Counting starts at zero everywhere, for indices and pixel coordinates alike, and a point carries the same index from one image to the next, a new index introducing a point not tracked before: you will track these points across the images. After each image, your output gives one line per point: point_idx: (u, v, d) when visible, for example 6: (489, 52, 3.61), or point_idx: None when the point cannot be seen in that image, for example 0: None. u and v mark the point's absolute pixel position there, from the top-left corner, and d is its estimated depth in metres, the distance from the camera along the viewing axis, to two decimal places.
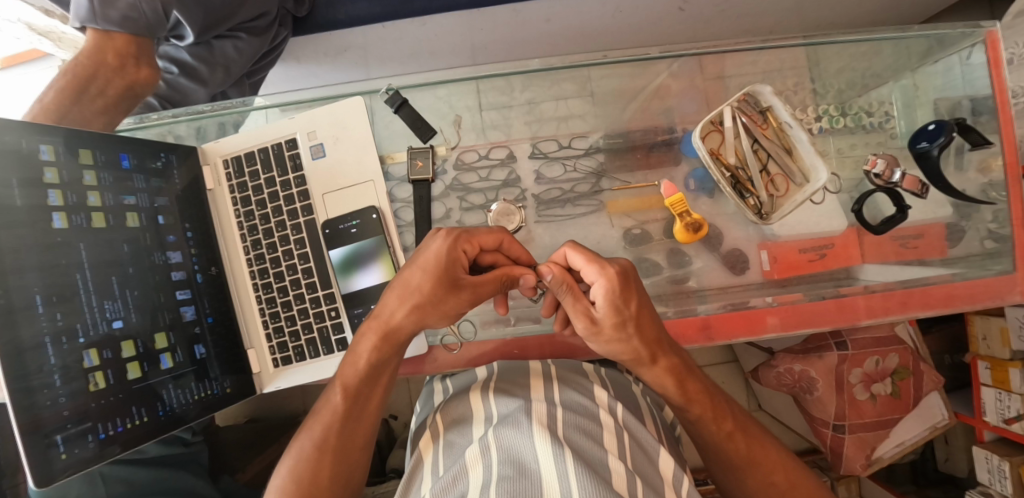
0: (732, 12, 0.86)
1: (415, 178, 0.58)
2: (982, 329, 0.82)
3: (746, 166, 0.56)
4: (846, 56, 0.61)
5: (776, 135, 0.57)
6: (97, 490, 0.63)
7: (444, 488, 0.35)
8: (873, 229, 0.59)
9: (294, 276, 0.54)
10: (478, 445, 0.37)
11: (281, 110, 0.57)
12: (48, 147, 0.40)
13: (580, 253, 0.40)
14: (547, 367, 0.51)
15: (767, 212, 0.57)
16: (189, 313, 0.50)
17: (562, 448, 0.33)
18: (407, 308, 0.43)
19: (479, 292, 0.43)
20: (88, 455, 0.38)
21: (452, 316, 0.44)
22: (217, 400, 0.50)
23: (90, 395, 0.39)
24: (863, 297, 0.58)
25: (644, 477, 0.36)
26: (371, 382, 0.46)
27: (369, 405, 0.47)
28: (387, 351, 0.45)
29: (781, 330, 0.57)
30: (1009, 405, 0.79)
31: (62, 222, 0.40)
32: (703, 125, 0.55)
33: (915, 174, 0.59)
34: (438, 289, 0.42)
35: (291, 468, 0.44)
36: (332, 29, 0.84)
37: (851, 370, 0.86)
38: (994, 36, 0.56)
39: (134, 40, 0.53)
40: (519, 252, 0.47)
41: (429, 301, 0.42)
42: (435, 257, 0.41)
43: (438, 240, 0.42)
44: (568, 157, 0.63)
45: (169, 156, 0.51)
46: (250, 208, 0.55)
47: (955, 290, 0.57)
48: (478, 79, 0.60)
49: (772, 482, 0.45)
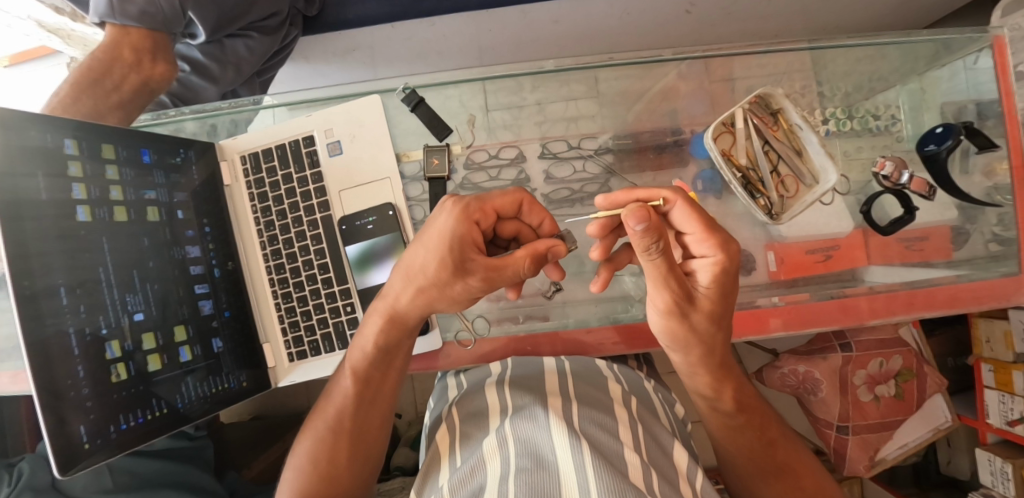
0: (739, 14, 0.87)
1: (431, 176, 0.58)
2: (986, 331, 0.83)
3: (757, 167, 0.57)
4: (852, 60, 0.61)
5: (786, 136, 0.57)
6: (102, 479, 0.64)
7: (463, 477, 0.36)
8: (880, 229, 0.59)
9: (310, 271, 0.55)
10: (495, 437, 0.38)
11: (288, 109, 0.57)
12: (72, 141, 0.41)
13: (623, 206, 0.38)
14: (564, 365, 0.52)
15: (777, 212, 0.57)
16: (207, 307, 0.50)
17: (579, 440, 0.34)
18: (414, 292, 0.41)
19: (490, 278, 0.38)
20: (111, 445, 0.39)
21: (462, 301, 0.41)
22: (232, 394, 0.51)
23: (113, 386, 0.40)
24: (867, 298, 0.59)
25: (659, 469, 0.37)
26: (378, 367, 0.47)
27: (378, 388, 0.48)
28: (394, 333, 0.45)
29: (784, 330, 0.59)
30: (1012, 407, 0.79)
31: (85, 215, 0.41)
32: (715, 126, 0.55)
33: (922, 176, 0.59)
34: (444, 272, 0.38)
35: (308, 450, 0.47)
36: (342, 29, 0.84)
37: (855, 372, 0.87)
38: (1001, 41, 0.57)
39: (150, 35, 0.54)
40: (541, 216, 0.44)
41: (434, 285, 0.40)
42: (437, 235, 0.37)
43: (444, 216, 0.38)
44: (578, 157, 0.63)
45: (187, 151, 0.52)
46: (268, 204, 0.56)
47: (958, 292, 0.59)
48: (485, 80, 0.60)
49: (801, 487, 0.46)
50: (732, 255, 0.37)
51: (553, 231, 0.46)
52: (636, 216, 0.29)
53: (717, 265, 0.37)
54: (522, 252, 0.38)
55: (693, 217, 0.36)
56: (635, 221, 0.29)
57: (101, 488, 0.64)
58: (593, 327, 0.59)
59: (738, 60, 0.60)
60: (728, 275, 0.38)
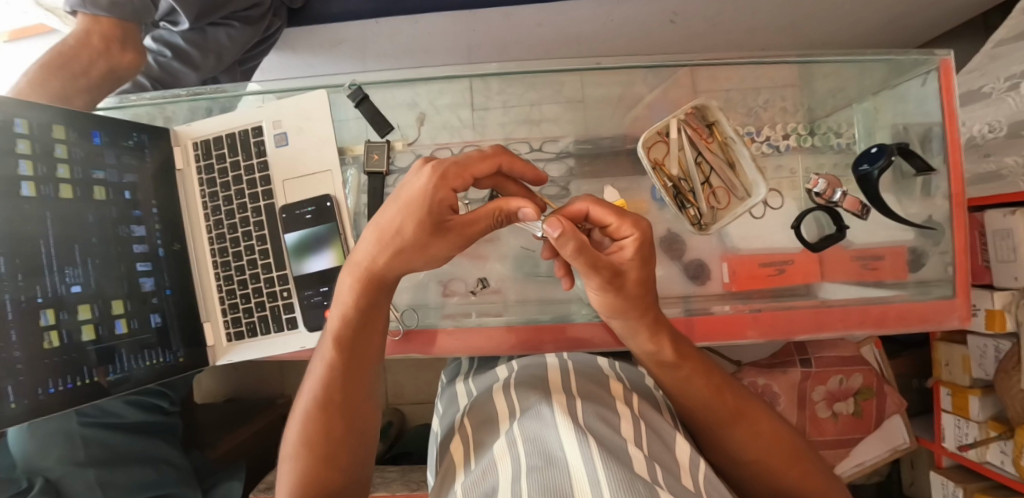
0: (723, 26, 0.89)
1: (370, 171, 0.59)
2: (945, 355, 0.83)
3: (689, 177, 0.59)
4: (840, 77, 0.62)
5: (720, 149, 0.59)
6: (77, 450, 0.66)
7: (476, 480, 0.36)
8: (811, 246, 0.60)
9: (252, 256, 0.57)
10: (505, 439, 0.39)
11: (276, 97, 0.59)
12: (22, 121, 0.43)
13: (605, 209, 0.41)
14: (567, 363, 0.53)
15: (706, 223, 0.60)
16: (148, 284, 0.52)
17: (585, 435, 0.35)
18: (389, 255, 0.40)
19: (468, 236, 0.40)
20: (40, 406, 0.41)
21: (439, 260, 0.42)
22: (170, 368, 0.53)
23: (43, 352, 0.42)
24: (843, 312, 0.58)
25: (660, 463, 0.38)
26: (364, 331, 0.44)
27: (364, 353, 0.45)
28: (376, 295, 0.43)
29: (760, 338, 0.58)
30: (966, 432, 0.80)
31: (30, 190, 0.43)
32: (648, 135, 0.57)
33: (857, 197, 0.60)
34: (423, 231, 0.38)
35: (299, 432, 0.43)
36: (326, 22, 0.86)
37: (814, 387, 0.87)
38: (948, 64, 0.57)
39: (120, 26, 0.54)
40: (524, 171, 0.47)
41: (413, 245, 0.39)
42: (417, 196, 0.37)
43: (422, 178, 0.37)
44: (538, 159, 0.65)
45: (141, 135, 0.54)
46: (216, 189, 0.58)
47: (919, 312, 0.58)
48: (472, 78, 0.62)
49: (758, 431, 0.48)
50: (642, 230, 0.41)
51: (537, 178, 0.49)
52: (554, 224, 0.36)
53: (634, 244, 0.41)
54: (491, 206, 0.39)
55: (636, 230, 0.41)
56: (551, 230, 0.36)
57: (74, 458, 0.66)
58: (543, 326, 0.60)
59: (704, 70, 0.61)
60: (643, 253, 0.42)
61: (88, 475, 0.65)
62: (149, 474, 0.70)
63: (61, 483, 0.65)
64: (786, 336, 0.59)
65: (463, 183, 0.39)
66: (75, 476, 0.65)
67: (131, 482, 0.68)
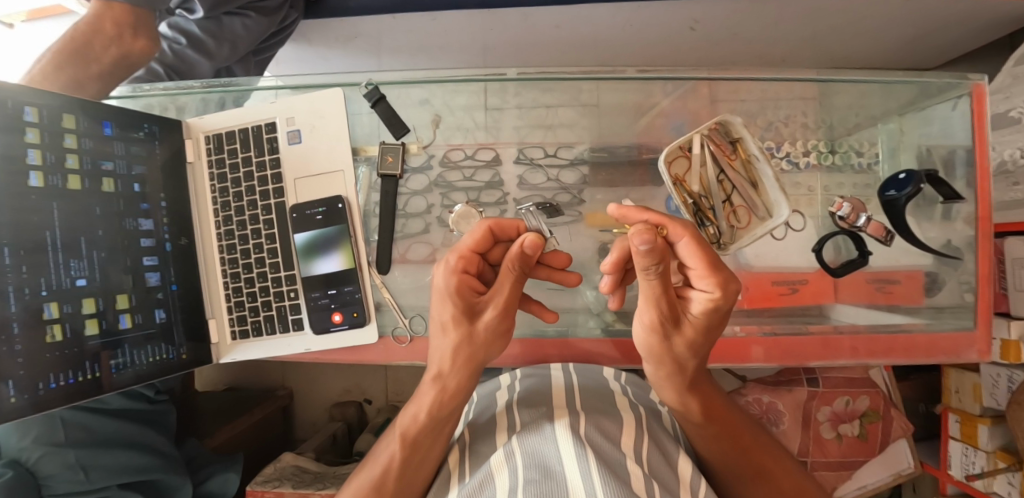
0: (743, 36, 0.88)
1: (384, 173, 0.58)
2: (956, 382, 0.82)
3: (709, 194, 0.56)
4: (855, 94, 0.61)
5: (742, 166, 0.57)
6: (56, 432, 0.61)
7: (474, 490, 0.38)
8: (833, 272, 0.58)
9: (260, 254, 0.56)
10: (503, 451, 0.40)
11: (292, 91, 0.58)
12: (32, 109, 0.43)
13: (700, 258, 0.36)
14: (572, 379, 0.53)
15: (726, 242, 0.57)
16: (154, 279, 0.52)
17: (585, 450, 0.35)
18: (453, 351, 0.44)
19: (503, 309, 0.43)
20: (39, 400, 0.40)
21: (498, 337, 0.45)
22: (172, 365, 0.52)
23: (46, 346, 0.41)
24: (850, 337, 0.57)
25: (659, 480, 0.38)
26: (430, 435, 0.47)
27: (424, 454, 0.48)
28: (448, 406, 0.47)
29: (764, 361, 0.57)
30: (974, 461, 0.79)
31: (38, 180, 0.43)
32: (670, 150, 0.55)
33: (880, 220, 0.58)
34: (460, 322, 0.43)
35: None
36: (343, 16, 0.83)
37: (820, 407, 0.86)
38: (981, 89, 0.56)
39: (134, 11, 0.53)
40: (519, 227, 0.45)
41: (467, 338, 0.44)
42: (438, 292, 0.43)
43: (439, 273, 0.43)
44: (553, 165, 0.63)
45: (152, 127, 0.53)
46: (226, 185, 0.57)
47: (935, 342, 0.56)
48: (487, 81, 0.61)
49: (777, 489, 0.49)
50: (729, 297, 0.38)
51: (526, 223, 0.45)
52: (530, 244, 0.40)
53: (713, 301, 0.38)
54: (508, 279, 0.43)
55: (711, 285, 0.37)
56: (528, 246, 0.40)
57: (53, 441, 0.60)
58: (549, 337, 0.59)
59: (724, 83, 0.60)
60: (717, 312, 0.39)
61: (68, 456, 0.60)
62: (136, 459, 0.66)
63: (37, 467, 0.59)
64: (796, 360, 0.58)
65: (471, 263, 0.44)
66: (54, 458, 0.60)
67: (114, 464, 0.63)
